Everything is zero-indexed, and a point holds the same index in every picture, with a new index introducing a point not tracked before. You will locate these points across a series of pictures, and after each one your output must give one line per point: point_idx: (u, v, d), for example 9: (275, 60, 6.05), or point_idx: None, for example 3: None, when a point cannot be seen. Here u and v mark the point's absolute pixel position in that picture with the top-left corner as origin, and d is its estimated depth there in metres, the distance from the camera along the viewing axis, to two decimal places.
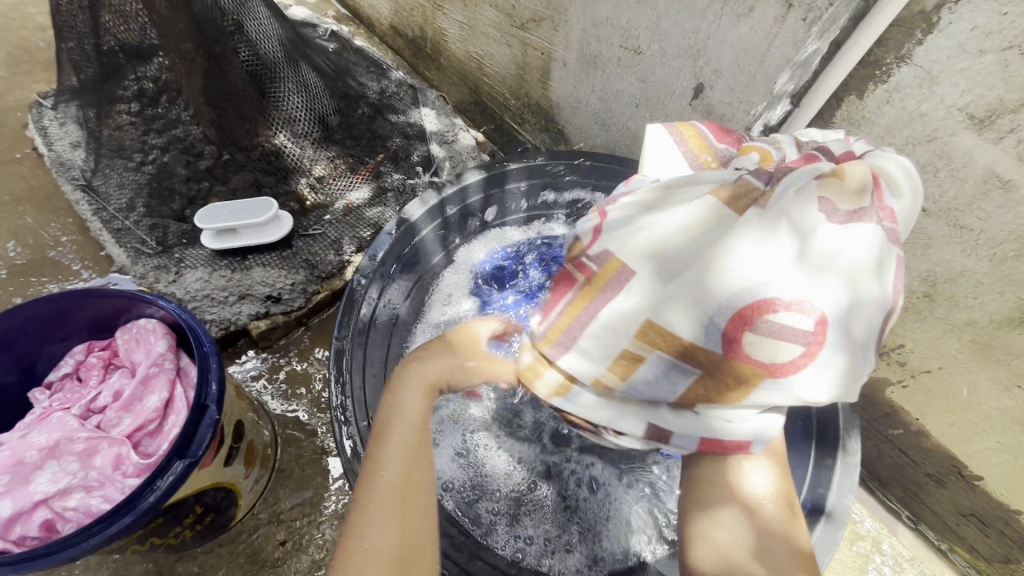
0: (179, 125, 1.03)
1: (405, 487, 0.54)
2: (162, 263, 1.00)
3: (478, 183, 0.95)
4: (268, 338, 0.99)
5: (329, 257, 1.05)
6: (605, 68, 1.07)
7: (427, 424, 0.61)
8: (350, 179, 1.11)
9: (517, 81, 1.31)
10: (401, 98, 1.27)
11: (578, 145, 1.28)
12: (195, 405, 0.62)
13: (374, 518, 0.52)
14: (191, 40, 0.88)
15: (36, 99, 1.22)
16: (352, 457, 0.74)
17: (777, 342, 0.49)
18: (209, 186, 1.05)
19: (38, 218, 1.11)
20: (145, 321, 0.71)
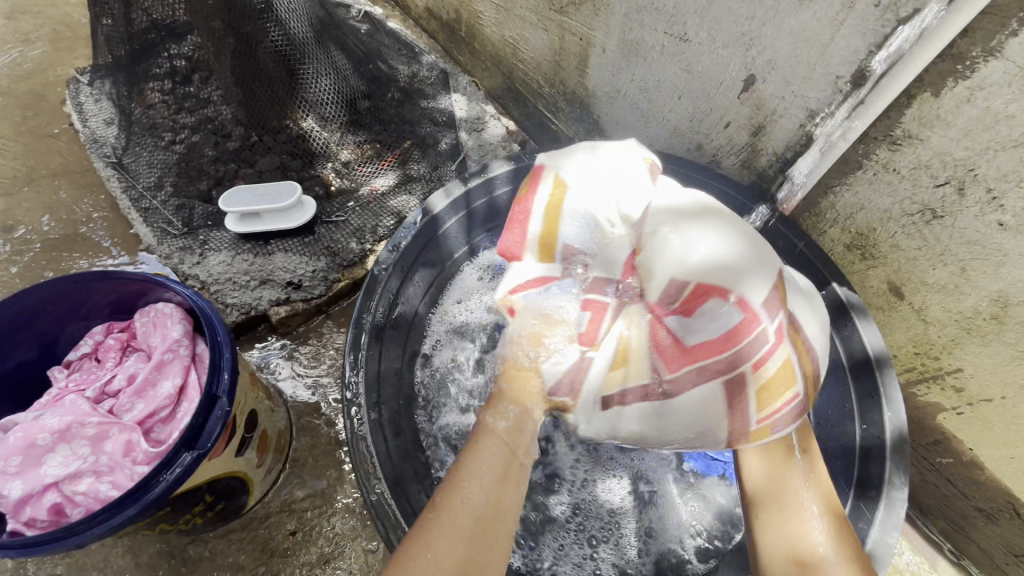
0: (210, 105, 1.05)
1: (478, 532, 0.56)
2: (187, 244, 0.99)
3: (505, 175, 0.91)
4: (288, 325, 0.98)
5: (351, 245, 1.01)
6: (646, 57, 1.01)
7: (511, 467, 0.60)
8: (375, 165, 1.08)
9: (553, 67, 1.26)
10: (432, 82, 1.21)
11: (614, 137, 1.22)
12: (206, 394, 0.60)
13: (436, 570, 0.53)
14: (221, 19, 0.89)
15: (74, 74, 1.23)
16: (359, 454, 0.71)
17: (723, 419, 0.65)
18: (235, 168, 1.04)
19: (72, 193, 1.12)
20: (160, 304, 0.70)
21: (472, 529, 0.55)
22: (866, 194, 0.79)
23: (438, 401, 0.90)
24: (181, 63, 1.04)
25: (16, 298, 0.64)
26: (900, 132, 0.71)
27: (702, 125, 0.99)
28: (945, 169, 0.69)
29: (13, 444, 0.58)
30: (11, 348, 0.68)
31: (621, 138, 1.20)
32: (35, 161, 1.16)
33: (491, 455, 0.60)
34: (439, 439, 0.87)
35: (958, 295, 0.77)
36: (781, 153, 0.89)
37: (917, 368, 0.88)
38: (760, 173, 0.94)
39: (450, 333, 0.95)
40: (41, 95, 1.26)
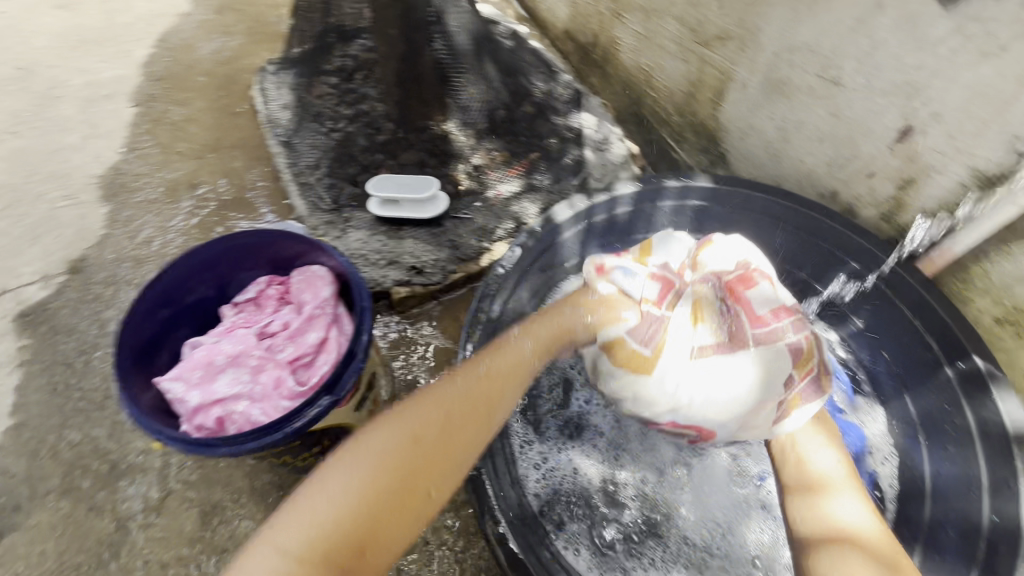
0: (367, 101, 1.18)
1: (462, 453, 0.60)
2: (332, 220, 1.11)
3: (630, 195, 0.95)
4: (405, 305, 1.06)
5: (471, 241, 1.09)
6: (791, 97, 0.99)
7: (479, 405, 0.61)
8: (503, 172, 1.16)
9: (686, 98, 1.27)
10: (567, 102, 1.26)
11: (739, 173, 1.21)
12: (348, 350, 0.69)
13: (371, 472, 0.54)
14: (397, 27, 1.01)
15: (262, 67, 1.42)
16: None
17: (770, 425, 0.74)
18: (381, 159, 1.17)
19: (245, 163, 1.31)
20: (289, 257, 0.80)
21: (429, 443, 0.57)
22: None
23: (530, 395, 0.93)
24: (348, 61, 1.18)
25: (212, 244, 0.78)
26: None
27: (841, 171, 0.96)
28: None
29: (198, 360, 0.72)
30: (197, 281, 0.81)
31: (747, 174, 1.18)
32: (221, 132, 1.37)
33: (485, 382, 0.64)
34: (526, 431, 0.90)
35: None
36: (931, 210, 0.84)
37: None
38: (902, 230, 0.89)
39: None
40: (233, 78, 1.48)
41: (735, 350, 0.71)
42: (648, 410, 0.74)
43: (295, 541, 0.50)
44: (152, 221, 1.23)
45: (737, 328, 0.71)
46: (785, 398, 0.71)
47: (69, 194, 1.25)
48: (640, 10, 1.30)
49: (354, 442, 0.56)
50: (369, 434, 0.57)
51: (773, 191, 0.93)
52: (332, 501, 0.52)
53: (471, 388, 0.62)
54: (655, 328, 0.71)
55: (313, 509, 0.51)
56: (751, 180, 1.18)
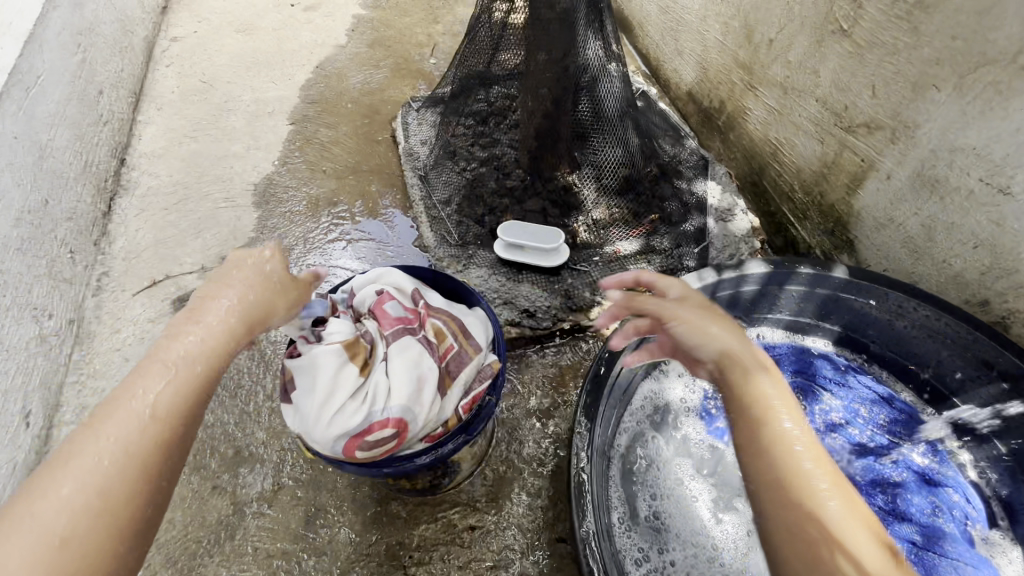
0: (500, 146, 1.27)
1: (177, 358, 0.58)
2: (457, 254, 1.19)
3: (758, 276, 0.94)
4: (513, 344, 1.10)
5: (586, 294, 1.12)
6: (944, 196, 0.96)
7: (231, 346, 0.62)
8: (625, 231, 1.20)
9: (816, 177, 1.25)
10: (692, 166, 1.28)
11: (867, 262, 1.16)
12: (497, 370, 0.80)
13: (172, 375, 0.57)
14: (549, 86, 1.06)
15: (406, 101, 1.56)
16: (574, 483, 0.79)
17: (375, 443, 0.67)
18: (507, 204, 1.23)
19: (380, 188, 1.42)
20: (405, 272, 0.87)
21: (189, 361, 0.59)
22: None
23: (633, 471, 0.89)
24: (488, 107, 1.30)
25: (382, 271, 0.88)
26: None
27: (997, 282, 0.90)
28: None
29: None
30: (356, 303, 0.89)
31: (876, 264, 1.14)
32: (362, 157, 1.50)
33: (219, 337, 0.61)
34: (626, 512, 0.84)
35: None
36: None
37: None
38: None
39: (660, 406, 0.96)
40: (377, 109, 1.63)
41: (404, 353, 0.74)
42: (345, 428, 0.67)
43: (150, 430, 0.55)
44: (294, 230, 1.36)
45: (450, 364, 0.76)
46: (444, 381, 0.75)
47: (230, 197, 1.42)
48: (777, 86, 1.30)
49: (160, 351, 0.59)
50: (183, 340, 0.59)
51: (923, 295, 0.88)
52: (183, 372, 0.58)
53: (254, 293, 0.66)
54: (449, 361, 0.77)
55: (167, 378, 0.57)
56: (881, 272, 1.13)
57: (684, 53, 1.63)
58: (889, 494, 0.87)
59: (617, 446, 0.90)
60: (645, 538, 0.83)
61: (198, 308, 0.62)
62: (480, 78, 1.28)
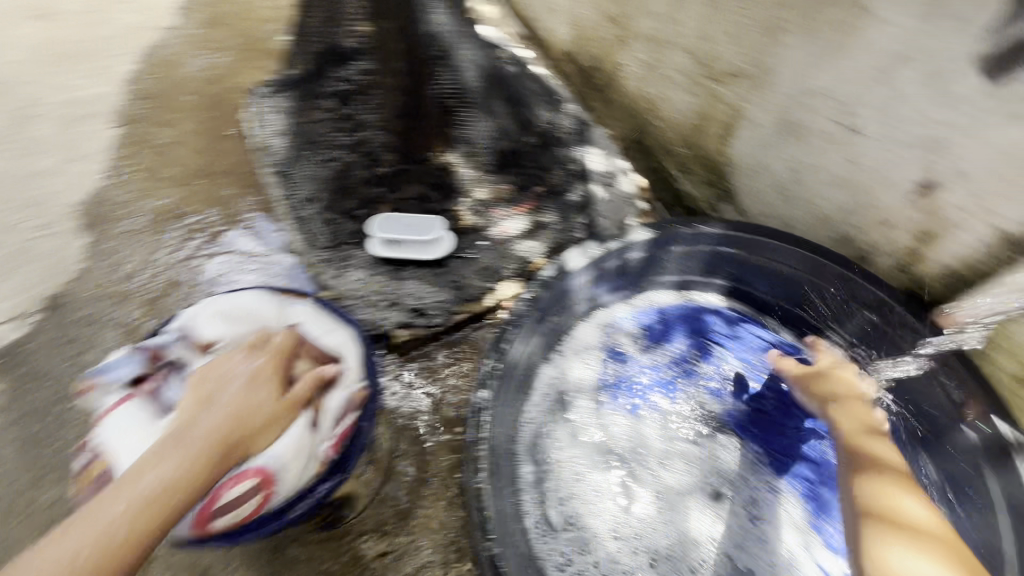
0: (367, 130, 1.18)
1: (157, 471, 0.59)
2: (329, 258, 1.05)
3: (643, 242, 0.92)
4: (406, 347, 1.01)
5: (477, 283, 1.04)
6: (806, 139, 0.97)
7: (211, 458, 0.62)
8: (509, 209, 1.12)
9: (693, 129, 1.25)
10: (571, 133, 1.22)
11: (747, 209, 1.19)
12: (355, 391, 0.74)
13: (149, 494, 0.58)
14: (401, 55, 1.17)
15: (254, 86, 1.36)
16: (471, 493, 0.79)
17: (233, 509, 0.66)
18: (381, 192, 1.13)
19: (236, 191, 1.25)
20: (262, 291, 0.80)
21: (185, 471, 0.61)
22: None
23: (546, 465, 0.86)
24: (345, 86, 1.20)
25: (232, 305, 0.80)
26: None
27: (857, 217, 0.94)
28: None
29: None
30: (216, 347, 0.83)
31: (755, 210, 1.16)
32: (211, 157, 1.31)
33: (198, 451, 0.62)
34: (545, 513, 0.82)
35: None
36: (952, 264, 0.82)
37: None
38: (920, 281, 0.88)
39: (563, 391, 0.92)
40: (222, 99, 1.41)
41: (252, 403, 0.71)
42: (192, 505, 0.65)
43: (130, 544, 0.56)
44: (137, 254, 1.16)
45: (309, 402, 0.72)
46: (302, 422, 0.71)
47: (49, 224, 1.19)
48: (646, 38, 1.27)
49: (136, 471, 0.59)
50: (157, 465, 0.60)
51: (790, 240, 0.91)
52: (163, 484, 0.59)
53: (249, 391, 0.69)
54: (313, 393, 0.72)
55: (147, 489, 0.58)
56: (760, 217, 1.16)
57: (554, 10, 1.56)
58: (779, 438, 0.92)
59: (524, 442, 0.85)
60: (559, 535, 0.82)
61: (179, 434, 0.63)
62: (335, 59, 1.25)
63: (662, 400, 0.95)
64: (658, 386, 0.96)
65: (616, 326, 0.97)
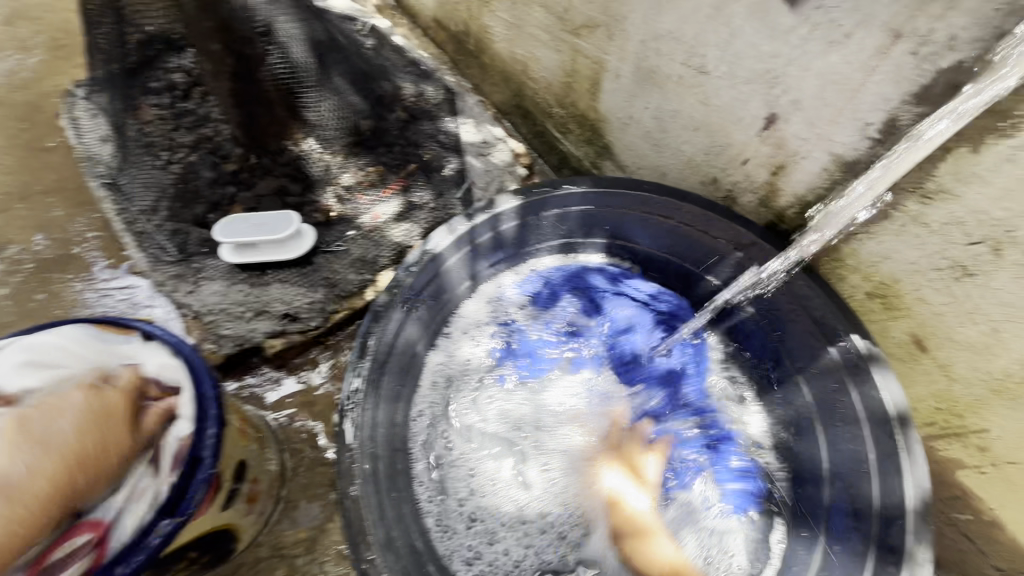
0: (209, 124, 1.04)
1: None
2: (181, 271, 0.95)
3: (513, 210, 0.88)
4: (284, 356, 0.95)
5: (351, 276, 0.98)
6: (662, 85, 0.96)
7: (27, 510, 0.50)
8: (377, 193, 1.05)
9: (564, 88, 1.22)
10: (438, 103, 1.13)
11: (625, 163, 1.18)
12: (191, 424, 0.58)
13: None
14: (219, 41, 0.85)
15: (71, 87, 1.18)
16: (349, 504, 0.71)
17: None
18: (233, 192, 1.01)
19: (66, 211, 1.09)
20: (82, 327, 0.62)
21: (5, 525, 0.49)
22: (891, 244, 0.75)
23: (445, 455, 0.85)
24: (179, 76, 1.04)
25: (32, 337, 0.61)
26: (932, 185, 0.67)
27: (718, 159, 0.95)
28: (980, 228, 0.65)
29: None
30: None
31: (632, 164, 1.16)
32: (29, 176, 1.13)
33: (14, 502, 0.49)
34: (445, 505, 0.82)
35: (988, 355, 0.73)
36: (802, 194, 0.84)
37: (936, 423, 0.85)
38: (779, 214, 0.90)
39: (455, 375, 0.90)
40: (36, 106, 1.22)
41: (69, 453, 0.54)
42: None
43: None
44: None
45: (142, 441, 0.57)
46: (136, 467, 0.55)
47: None
48: None
49: None
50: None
51: (660, 189, 0.89)
52: None
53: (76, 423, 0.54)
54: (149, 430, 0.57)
55: None
56: (637, 170, 1.16)
57: None
58: (670, 387, 0.95)
59: (413, 438, 0.82)
60: (460, 524, 0.81)
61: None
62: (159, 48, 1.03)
63: (558, 368, 0.95)
64: (552, 354, 0.96)
65: (501, 302, 0.96)
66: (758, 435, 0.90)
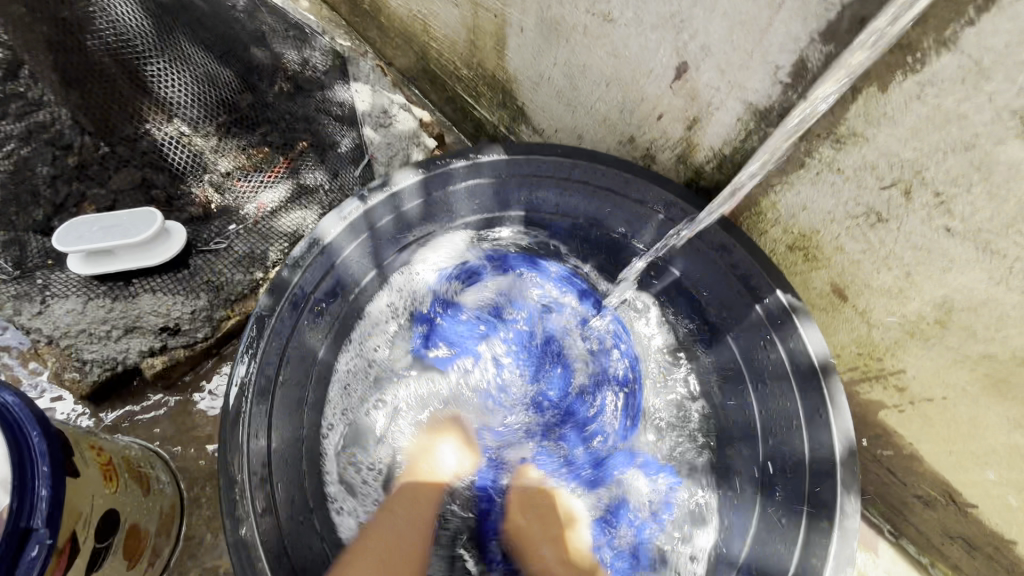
0: (42, 108, 0.79)
1: None
2: (22, 290, 0.80)
3: (412, 187, 0.78)
4: (170, 375, 0.84)
5: (237, 276, 0.87)
6: (569, 38, 0.89)
7: None
8: (260, 177, 0.92)
9: (469, 48, 1.11)
10: (328, 70, 1.01)
11: (541, 126, 1.10)
12: (11, 492, 0.45)
13: None
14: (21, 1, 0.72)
15: None
16: (244, 547, 0.62)
17: None
18: (82, 189, 0.85)
19: None
20: None
21: None
22: (808, 194, 0.73)
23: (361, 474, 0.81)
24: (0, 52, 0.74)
25: None
26: (844, 129, 0.64)
27: (633, 116, 0.89)
28: (892, 171, 0.63)
29: None
30: None
31: (548, 126, 1.08)
32: None
33: None
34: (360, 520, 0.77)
35: (903, 299, 0.73)
36: (717, 148, 0.80)
37: (859, 368, 0.85)
38: (697, 170, 0.86)
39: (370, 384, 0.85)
40: None
41: None
42: None
43: None
44: None
45: None
46: None
47: None
48: None
49: None
50: None
51: (573, 151, 0.81)
52: None
53: None
54: None
55: None
56: (553, 132, 1.08)
57: None
58: (597, 364, 0.92)
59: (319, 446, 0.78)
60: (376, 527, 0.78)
61: None
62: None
63: (481, 360, 0.90)
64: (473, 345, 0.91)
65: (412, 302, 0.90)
66: (680, 397, 0.89)
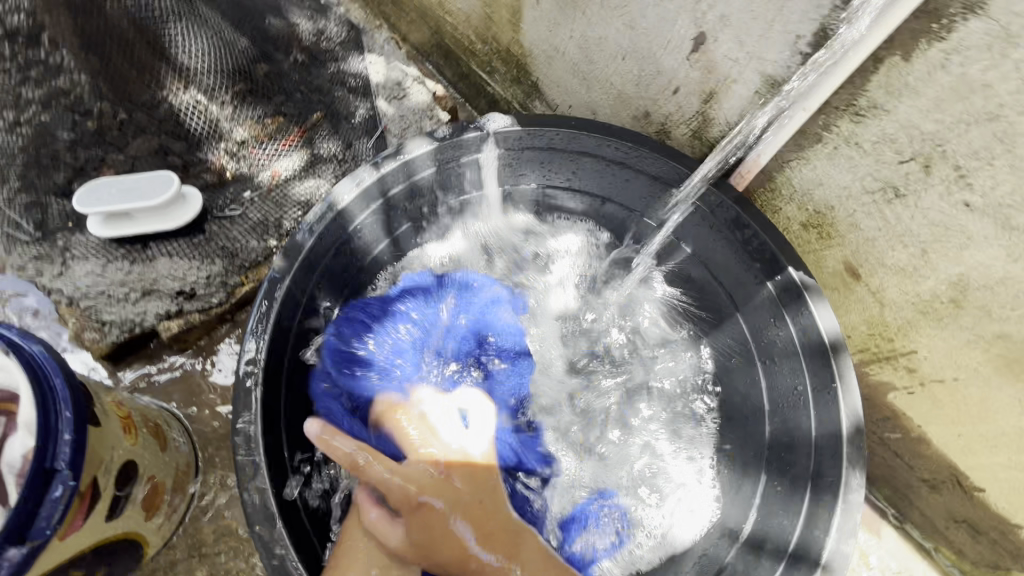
0: (62, 75, 0.79)
1: None
2: (44, 252, 0.82)
3: (426, 155, 0.79)
4: (185, 338, 0.86)
5: (252, 243, 0.88)
6: (586, 9, 0.87)
7: None
8: (274, 146, 0.92)
9: (484, 21, 1.10)
10: (343, 41, 1.01)
11: (554, 102, 1.09)
12: (35, 434, 0.47)
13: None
14: None
15: None
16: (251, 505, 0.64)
17: None
18: (100, 154, 0.85)
19: None
20: None
21: None
22: (824, 169, 0.72)
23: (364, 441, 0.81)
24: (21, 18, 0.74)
25: None
26: (864, 102, 0.63)
27: (648, 89, 0.88)
28: (912, 144, 0.62)
29: None
30: None
31: (562, 102, 1.08)
32: None
33: None
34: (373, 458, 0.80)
35: (917, 278, 0.72)
36: (732, 123, 0.79)
37: (870, 349, 0.85)
38: (712, 145, 0.85)
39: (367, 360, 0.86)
40: None
41: None
42: None
43: None
44: None
45: None
46: None
47: None
48: None
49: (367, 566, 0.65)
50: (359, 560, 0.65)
51: (590, 124, 0.80)
52: None
53: None
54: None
55: None
56: (566, 108, 1.08)
57: None
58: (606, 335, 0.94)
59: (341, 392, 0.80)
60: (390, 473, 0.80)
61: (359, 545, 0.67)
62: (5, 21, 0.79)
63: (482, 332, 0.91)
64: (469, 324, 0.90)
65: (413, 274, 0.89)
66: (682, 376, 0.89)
